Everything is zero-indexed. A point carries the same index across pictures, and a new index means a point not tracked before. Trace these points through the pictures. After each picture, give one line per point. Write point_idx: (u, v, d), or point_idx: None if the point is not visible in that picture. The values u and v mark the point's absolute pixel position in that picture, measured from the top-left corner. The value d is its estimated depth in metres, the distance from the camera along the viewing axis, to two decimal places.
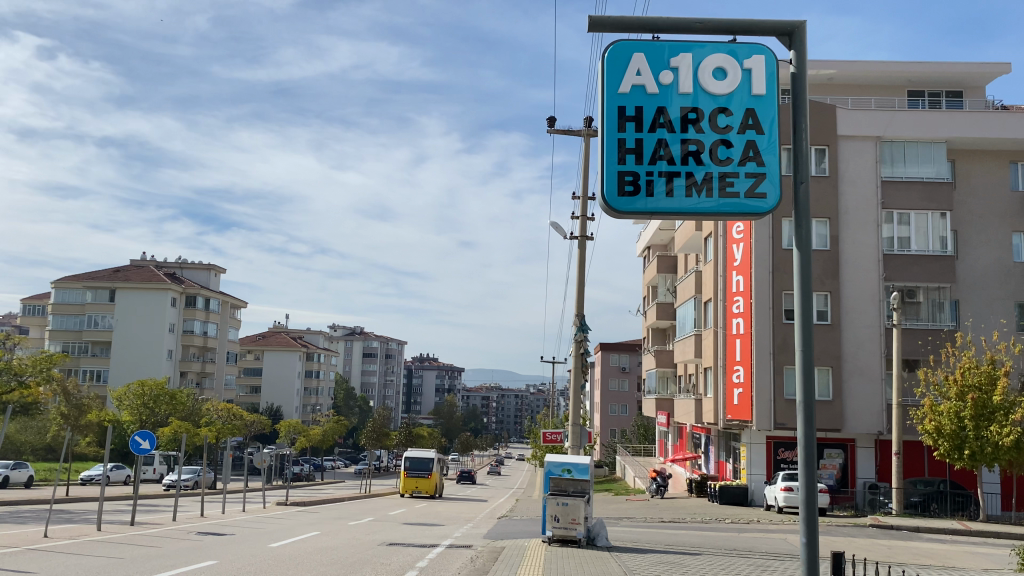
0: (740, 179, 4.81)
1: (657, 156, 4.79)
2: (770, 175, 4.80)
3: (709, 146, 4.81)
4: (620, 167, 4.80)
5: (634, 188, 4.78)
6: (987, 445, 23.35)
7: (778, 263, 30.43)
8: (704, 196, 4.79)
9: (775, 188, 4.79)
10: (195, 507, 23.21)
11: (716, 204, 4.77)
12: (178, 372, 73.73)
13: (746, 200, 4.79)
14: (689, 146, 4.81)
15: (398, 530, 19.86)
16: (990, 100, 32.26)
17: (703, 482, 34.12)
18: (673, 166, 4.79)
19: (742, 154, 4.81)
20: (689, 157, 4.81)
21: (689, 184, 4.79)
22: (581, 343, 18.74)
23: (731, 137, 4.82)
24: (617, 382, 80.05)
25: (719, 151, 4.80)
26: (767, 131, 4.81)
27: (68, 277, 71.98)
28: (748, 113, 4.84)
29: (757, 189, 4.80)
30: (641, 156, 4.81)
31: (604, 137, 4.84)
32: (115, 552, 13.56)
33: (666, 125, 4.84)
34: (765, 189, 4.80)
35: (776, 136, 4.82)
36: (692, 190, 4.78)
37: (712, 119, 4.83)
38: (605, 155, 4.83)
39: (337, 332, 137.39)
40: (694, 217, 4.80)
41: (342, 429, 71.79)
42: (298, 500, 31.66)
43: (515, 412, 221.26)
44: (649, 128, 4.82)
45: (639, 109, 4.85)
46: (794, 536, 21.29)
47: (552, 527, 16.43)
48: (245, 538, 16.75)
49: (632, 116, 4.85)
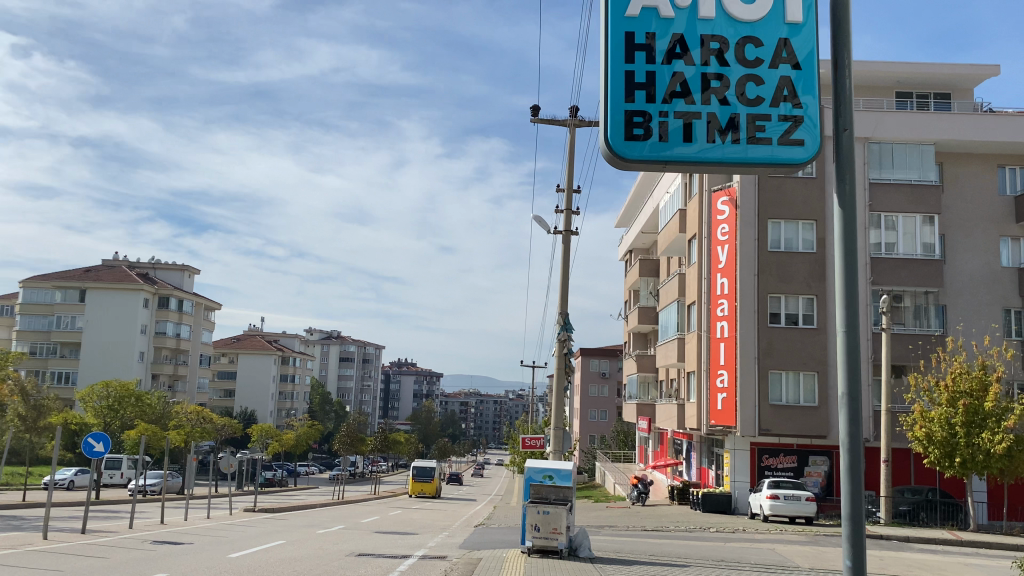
0: (774, 122, 4.96)
1: (671, 92, 4.95)
2: (809, 122, 4.95)
3: (734, 83, 4.99)
4: (629, 107, 4.94)
5: (644, 131, 4.89)
6: (979, 453, 22.76)
7: (763, 266, 29.80)
8: (730, 140, 4.92)
9: (812, 134, 4.96)
10: (156, 512, 22.04)
11: (744, 148, 4.91)
12: (150, 375, 71.99)
13: (780, 147, 4.94)
14: (709, 84, 4.98)
15: (369, 539, 18.79)
16: (979, 103, 31.78)
17: (685, 488, 33.33)
18: (692, 105, 4.93)
19: (776, 92, 4.98)
20: (710, 98, 4.96)
21: (710, 128, 4.93)
22: (564, 342, 17.84)
23: (762, 71, 5.01)
24: (597, 389, 79.52)
25: (748, 86, 4.98)
26: (803, 64, 5.03)
27: (35, 277, 70.05)
28: (781, 44, 5.06)
29: (793, 134, 4.96)
30: (654, 94, 4.95)
31: (613, 67, 5.04)
32: (57, 563, 12.53)
33: (684, 58, 5.01)
34: (801, 135, 4.97)
35: (812, 71, 5.03)
36: (716, 134, 4.92)
37: (739, 49, 5.02)
38: (612, 89, 4.99)
39: (312, 336, 135.45)
40: (720, 165, 4.93)
41: (316, 434, 70.37)
42: (266, 506, 30.50)
43: (494, 418, 220.26)
44: (663, 59, 5.02)
45: (652, 40, 5.04)
46: (782, 547, 20.48)
47: (532, 537, 15.52)
48: (204, 547, 15.71)
49: (642, 46, 5.04)
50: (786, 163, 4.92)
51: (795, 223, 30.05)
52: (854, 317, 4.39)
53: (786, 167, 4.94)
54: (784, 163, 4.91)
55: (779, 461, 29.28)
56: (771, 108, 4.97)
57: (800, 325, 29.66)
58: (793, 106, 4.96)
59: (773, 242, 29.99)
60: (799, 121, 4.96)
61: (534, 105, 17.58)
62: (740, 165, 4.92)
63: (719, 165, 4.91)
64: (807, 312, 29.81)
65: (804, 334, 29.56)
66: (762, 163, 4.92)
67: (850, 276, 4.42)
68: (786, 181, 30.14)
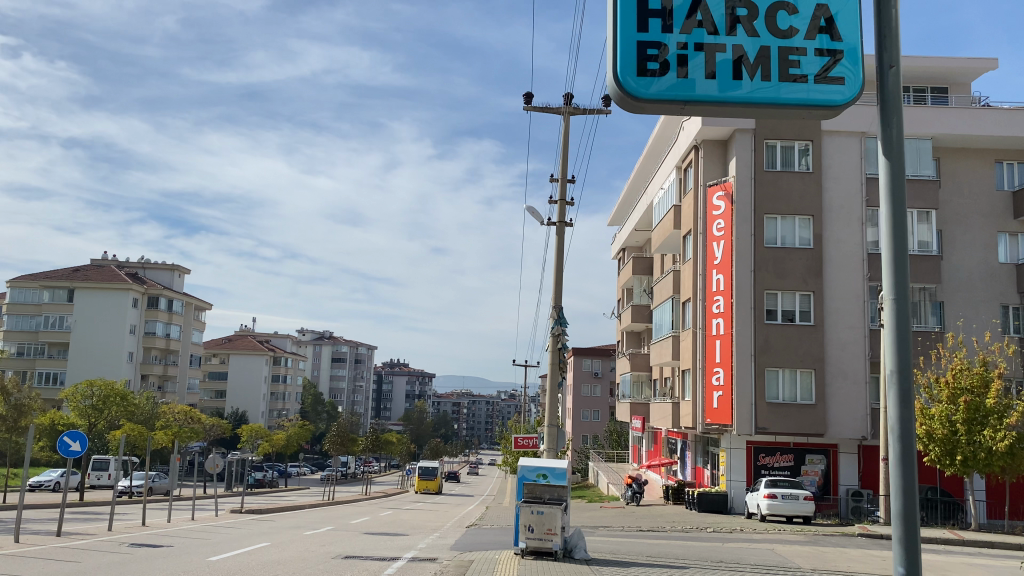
0: (811, 57, 4.47)
1: (690, 20, 4.50)
2: (848, 58, 4.47)
3: (764, 15, 4.53)
4: (642, 37, 4.47)
5: (658, 64, 4.41)
6: (980, 451, 22.32)
7: (760, 261, 29.29)
8: (761, 77, 4.42)
9: (853, 74, 4.46)
10: (137, 514, 21.44)
11: (777, 85, 4.41)
12: (139, 375, 71.25)
13: (818, 86, 4.43)
14: (736, 16, 4.53)
15: (356, 541, 18.23)
16: (977, 97, 31.40)
17: (681, 488, 32.89)
18: (714, 35, 4.47)
19: (811, 25, 4.52)
20: (737, 30, 4.51)
21: (735, 64, 4.45)
22: (558, 337, 17.32)
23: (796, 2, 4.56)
24: (590, 388, 79.03)
25: (779, 17, 4.52)
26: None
27: (22, 276, 69.25)
28: None
29: (832, 72, 4.46)
30: (670, 26, 4.49)
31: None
32: (27, 568, 11.98)
33: None
34: (841, 75, 4.46)
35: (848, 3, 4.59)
36: (743, 70, 4.43)
37: None
38: (624, 19, 4.53)
39: (304, 337, 134.87)
40: (747, 104, 4.43)
41: (306, 435, 69.73)
42: (253, 507, 29.90)
43: (487, 418, 220.01)
44: None
45: None
46: (781, 547, 20.03)
47: (526, 538, 15.02)
48: (184, 551, 15.12)
49: None
50: (824, 105, 4.40)
51: (792, 218, 29.64)
52: (906, 283, 4.05)
53: (823, 109, 4.41)
54: (823, 105, 4.39)
55: (776, 460, 28.83)
56: (806, 42, 4.51)
57: (797, 322, 29.27)
58: (833, 40, 4.51)
59: (770, 238, 29.52)
60: (838, 57, 4.48)
61: (526, 92, 17.07)
62: (771, 107, 4.42)
63: (747, 106, 4.42)
64: (804, 309, 29.40)
65: (801, 330, 29.14)
66: (796, 104, 4.42)
67: (898, 234, 4.09)
68: (783, 175, 29.65)
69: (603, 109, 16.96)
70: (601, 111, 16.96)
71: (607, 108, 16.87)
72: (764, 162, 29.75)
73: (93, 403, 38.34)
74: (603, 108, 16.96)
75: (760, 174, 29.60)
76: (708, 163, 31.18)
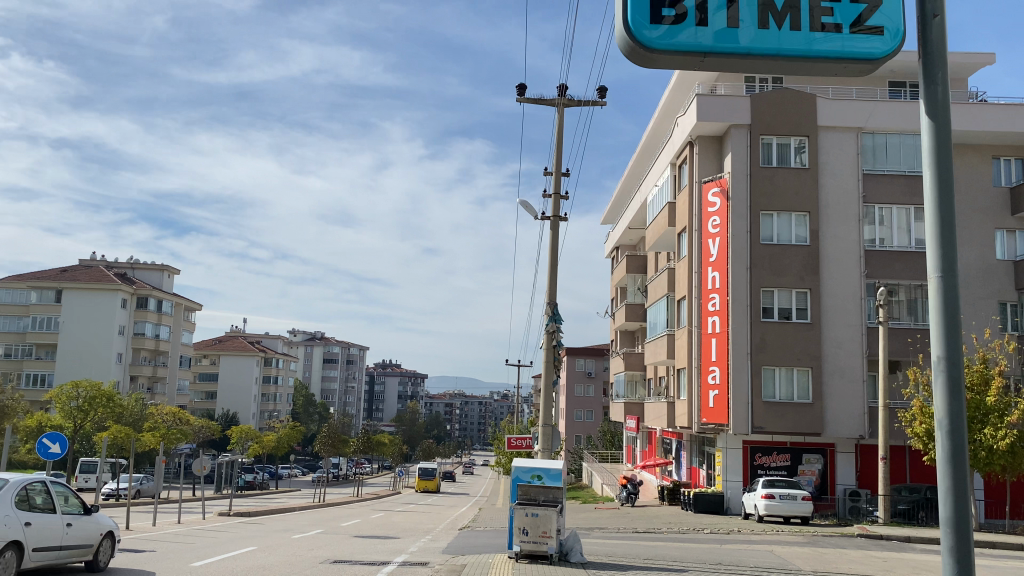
0: (843, 6, 4.26)
1: None
2: (886, 6, 4.25)
3: None
4: None
5: (678, 14, 4.16)
6: (981, 449, 21.97)
7: (756, 259, 28.91)
8: (789, 27, 4.22)
9: (890, 22, 4.25)
10: (122, 518, 20.90)
11: (807, 37, 4.21)
12: (128, 377, 70.53)
13: (851, 38, 4.24)
14: None
15: (347, 544, 17.74)
16: (974, 93, 31.05)
17: (676, 488, 32.48)
18: None
19: None
20: None
21: (762, 11, 4.23)
22: (553, 334, 16.88)
23: None
24: (583, 388, 78.68)
25: None
26: None
27: (10, 277, 68.50)
28: None
29: (868, 24, 4.27)
30: None
31: None
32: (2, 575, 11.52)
33: None
34: (877, 24, 4.26)
35: None
36: (770, 20, 4.22)
37: None
38: None
39: (296, 338, 133.96)
40: (775, 57, 4.22)
41: (297, 436, 69.11)
42: (242, 510, 29.42)
43: (479, 419, 219.66)
44: None
45: None
46: (780, 548, 19.64)
47: (520, 542, 14.52)
48: (166, 556, 14.61)
49: None
50: (860, 57, 4.22)
51: (789, 215, 29.25)
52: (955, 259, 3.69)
53: (860, 62, 4.24)
54: (857, 56, 4.21)
55: (772, 460, 28.49)
56: None
57: (793, 320, 28.89)
58: None
59: (766, 235, 29.15)
60: (873, 5, 4.27)
61: (519, 84, 16.60)
62: (802, 59, 4.22)
63: (775, 57, 4.21)
64: (801, 306, 29.03)
65: (797, 328, 28.77)
66: (829, 56, 4.21)
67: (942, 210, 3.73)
68: (778, 172, 29.25)
69: (598, 101, 16.53)
70: (596, 103, 16.51)
71: (602, 100, 16.41)
72: (760, 157, 29.31)
73: (80, 405, 37.58)
74: (598, 100, 16.52)
75: (756, 170, 29.18)
76: (704, 159, 30.77)
